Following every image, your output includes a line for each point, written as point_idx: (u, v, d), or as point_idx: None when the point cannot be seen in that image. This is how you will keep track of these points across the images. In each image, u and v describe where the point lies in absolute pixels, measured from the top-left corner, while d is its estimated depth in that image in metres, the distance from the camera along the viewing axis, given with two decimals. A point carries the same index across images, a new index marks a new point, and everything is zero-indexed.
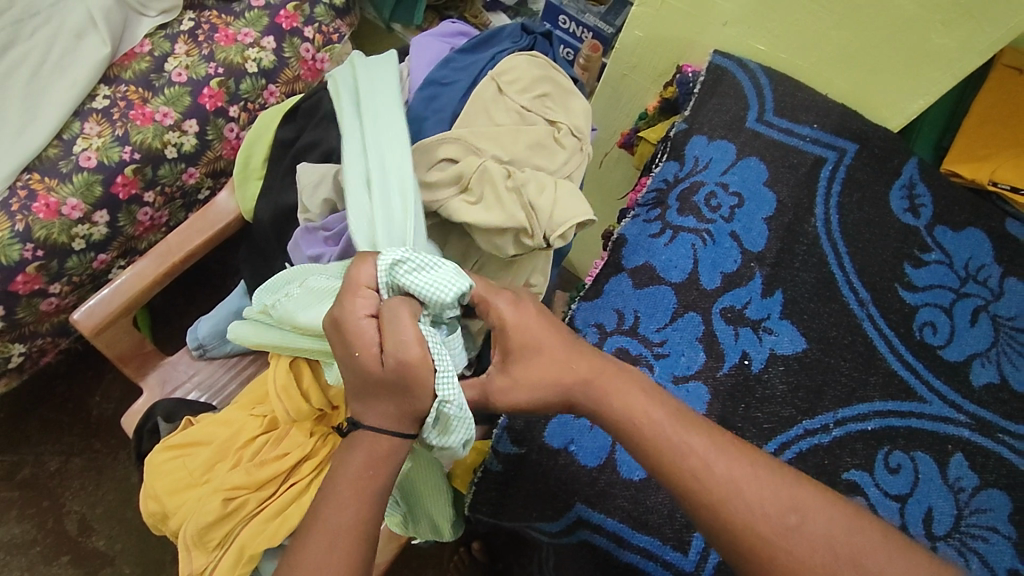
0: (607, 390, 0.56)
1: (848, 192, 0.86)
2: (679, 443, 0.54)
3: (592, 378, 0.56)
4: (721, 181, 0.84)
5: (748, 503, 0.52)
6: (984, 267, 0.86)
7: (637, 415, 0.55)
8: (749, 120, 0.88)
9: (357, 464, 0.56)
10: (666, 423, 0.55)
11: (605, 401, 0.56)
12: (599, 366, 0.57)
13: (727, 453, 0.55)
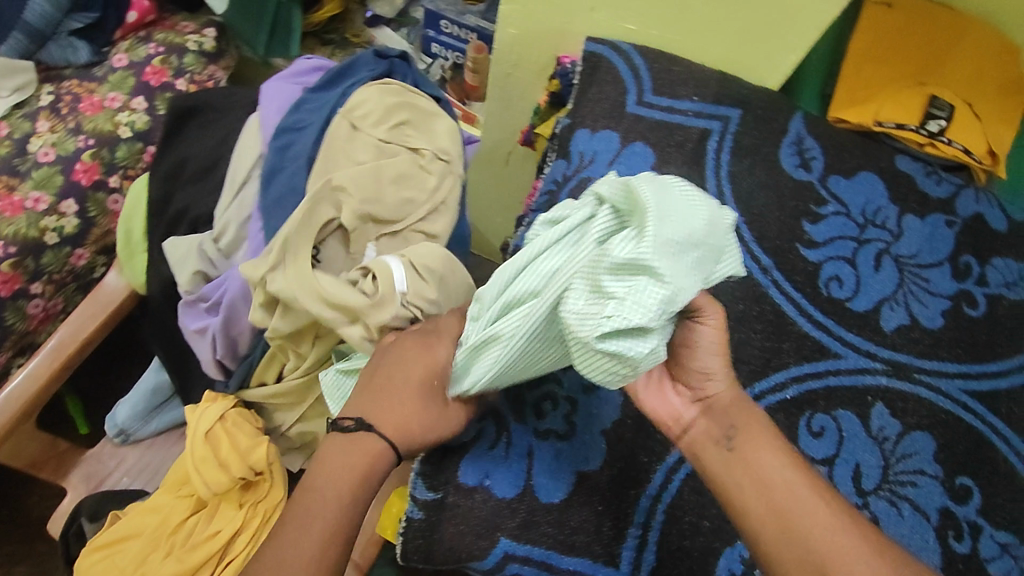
0: (749, 425, 0.59)
1: (738, 159, 0.86)
2: (783, 471, 0.57)
3: (729, 406, 0.60)
4: (609, 172, 0.82)
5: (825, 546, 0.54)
6: (881, 209, 0.86)
7: (761, 443, 0.59)
8: (629, 104, 0.87)
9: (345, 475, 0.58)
10: (779, 458, 0.58)
11: (731, 426, 0.59)
12: (743, 401, 0.61)
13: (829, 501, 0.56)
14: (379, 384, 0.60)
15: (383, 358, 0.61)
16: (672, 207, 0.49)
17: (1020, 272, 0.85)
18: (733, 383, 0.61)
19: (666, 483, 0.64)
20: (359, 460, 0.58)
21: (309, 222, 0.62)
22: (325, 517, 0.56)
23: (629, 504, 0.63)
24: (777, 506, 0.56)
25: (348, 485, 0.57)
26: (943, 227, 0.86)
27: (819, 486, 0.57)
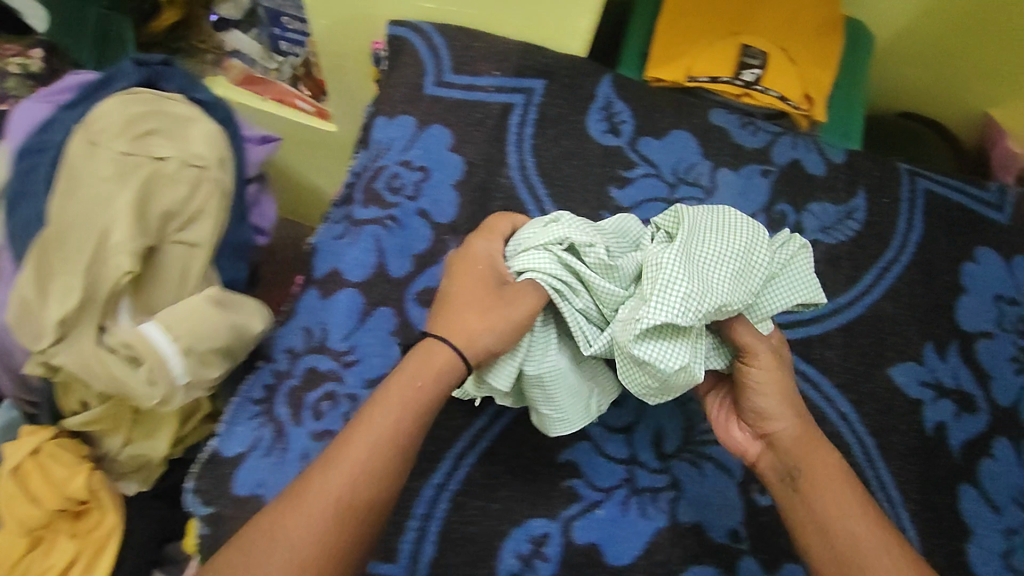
0: (819, 454, 0.61)
1: (542, 130, 0.84)
2: (838, 501, 0.59)
3: (795, 444, 0.62)
4: (403, 159, 0.80)
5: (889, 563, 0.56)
6: (694, 166, 0.85)
7: (828, 474, 0.60)
8: (427, 85, 0.84)
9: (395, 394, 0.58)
10: (848, 497, 0.59)
11: (802, 454, 0.61)
12: (811, 429, 0.63)
13: (880, 528, 0.58)
14: (456, 299, 0.63)
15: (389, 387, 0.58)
16: (721, 225, 0.63)
17: (838, 215, 0.85)
18: (796, 412, 0.63)
19: (452, 472, 0.68)
20: (405, 397, 0.58)
21: (94, 295, 0.62)
22: (381, 423, 0.56)
23: (410, 498, 0.66)
24: (821, 531, 0.58)
25: (388, 428, 0.56)
26: (758, 177, 0.85)
27: (857, 504, 0.59)
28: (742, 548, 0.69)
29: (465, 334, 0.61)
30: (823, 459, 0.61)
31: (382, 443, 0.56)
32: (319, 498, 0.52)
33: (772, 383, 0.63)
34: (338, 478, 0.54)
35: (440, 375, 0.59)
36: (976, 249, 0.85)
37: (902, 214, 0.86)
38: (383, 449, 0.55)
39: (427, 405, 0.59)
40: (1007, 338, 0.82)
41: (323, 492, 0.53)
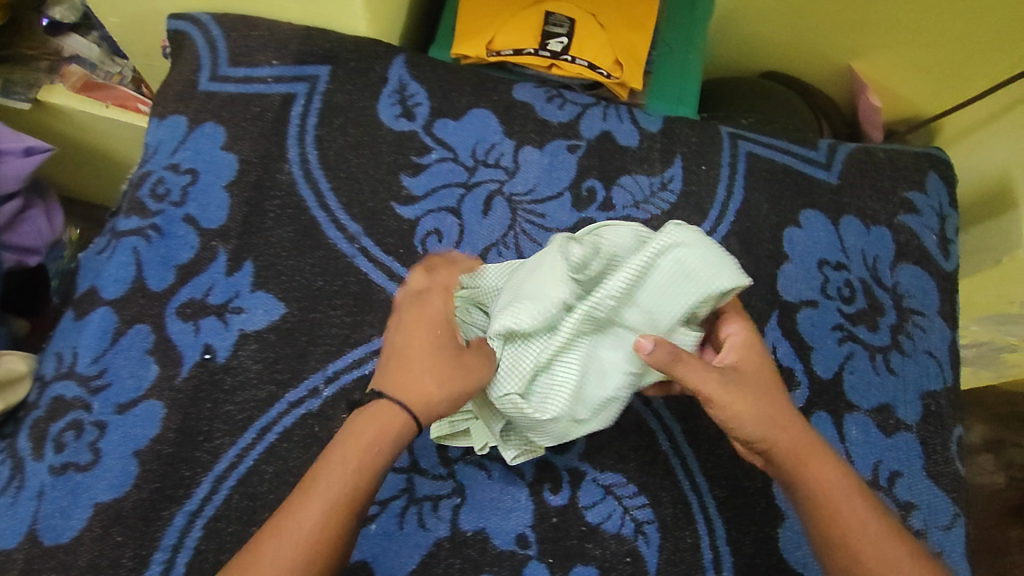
0: (818, 461, 0.56)
1: (327, 120, 0.78)
2: (847, 512, 0.54)
3: (791, 454, 0.57)
4: (170, 162, 0.75)
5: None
6: (495, 146, 0.79)
7: (829, 489, 0.55)
8: (201, 82, 0.78)
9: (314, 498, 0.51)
10: (862, 512, 0.55)
11: (797, 466, 0.56)
12: (807, 438, 0.57)
13: (893, 541, 0.54)
14: (403, 352, 0.57)
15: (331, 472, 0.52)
16: (678, 263, 0.58)
17: (652, 187, 0.80)
18: (788, 424, 0.57)
19: (210, 496, 0.63)
20: (358, 455, 0.53)
21: None
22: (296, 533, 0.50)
23: (158, 529, 0.62)
24: (833, 549, 0.54)
25: (345, 487, 0.52)
26: (565, 153, 0.80)
27: (873, 521, 0.54)
28: (529, 553, 0.65)
29: (417, 394, 0.55)
30: (832, 471, 0.57)
31: (345, 496, 0.52)
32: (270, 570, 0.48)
33: (733, 403, 0.56)
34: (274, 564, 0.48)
35: (400, 435, 0.54)
36: (801, 213, 0.81)
37: (722, 181, 0.81)
38: (337, 518, 0.51)
39: (383, 461, 0.53)
40: (831, 306, 0.77)
41: (277, 562, 0.48)
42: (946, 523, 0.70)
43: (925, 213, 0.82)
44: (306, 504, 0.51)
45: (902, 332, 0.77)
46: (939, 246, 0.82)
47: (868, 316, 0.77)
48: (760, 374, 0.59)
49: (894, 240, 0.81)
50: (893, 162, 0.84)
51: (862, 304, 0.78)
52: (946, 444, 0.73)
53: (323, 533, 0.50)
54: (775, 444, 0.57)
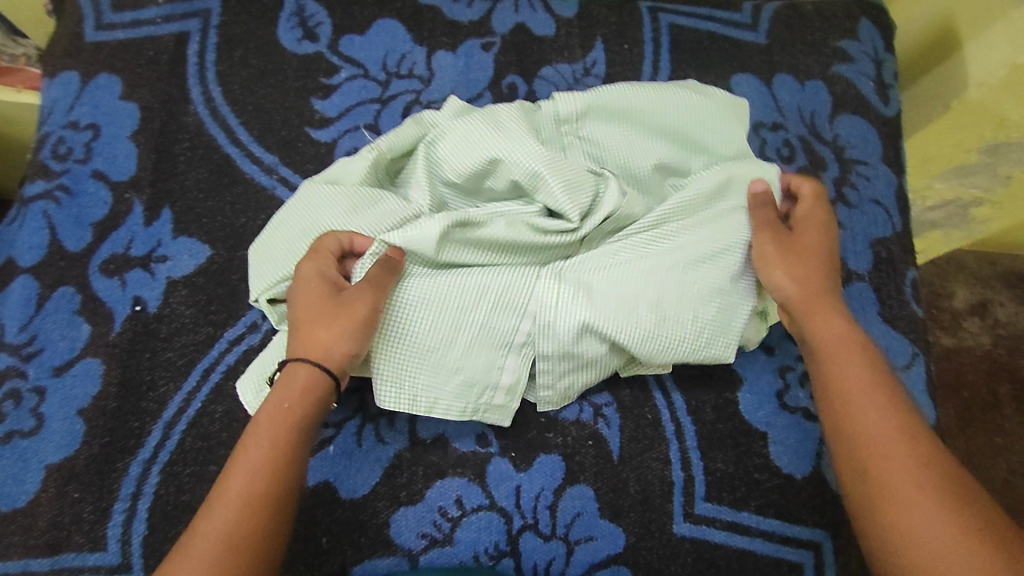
0: (830, 309, 0.58)
1: (225, 55, 0.76)
2: (847, 368, 0.54)
3: (809, 300, 0.59)
4: (68, 121, 0.73)
5: (880, 443, 0.50)
6: (405, 56, 0.76)
7: (834, 343, 0.56)
8: (87, 33, 0.76)
9: (258, 455, 0.52)
10: (863, 368, 0.54)
11: (806, 314, 0.58)
12: (822, 295, 0.59)
13: (883, 402, 0.52)
14: (302, 317, 0.57)
15: (260, 427, 0.53)
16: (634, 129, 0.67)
17: (575, 74, 0.77)
18: (813, 277, 0.60)
19: (163, 442, 0.62)
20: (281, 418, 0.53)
21: None
22: (232, 506, 0.50)
23: (115, 480, 0.60)
24: (837, 401, 0.53)
25: (284, 424, 0.53)
26: (480, 52, 0.77)
27: (868, 373, 0.54)
28: (491, 451, 0.63)
29: (320, 347, 0.55)
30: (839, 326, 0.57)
31: (266, 480, 0.51)
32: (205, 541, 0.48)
33: (772, 260, 0.60)
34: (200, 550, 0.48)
35: (307, 393, 0.54)
36: (732, 78, 0.78)
37: (647, 58, 0.78)
38: (251, 497, 0.50)
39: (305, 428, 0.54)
40: (772, 167, 0.75)
41: (207, 544, 0.48)
42: (905, 362, 0.68)
43: (861, 60, 0.80)
44: (234, 477, 0.51)
45: (846, 185, 0.74)
46: (877, 92, 0.79)
47: (811, 173, 0.75)
48: (812, 242, 0.62)
49: (830, 93, 0.78)
50: (822, 13, 0.81)
51: (803, 161, 0.75)
52: (899, 288, 0.71)
53: (242, 530, 0.49)
54: (795, 292, 0.59)
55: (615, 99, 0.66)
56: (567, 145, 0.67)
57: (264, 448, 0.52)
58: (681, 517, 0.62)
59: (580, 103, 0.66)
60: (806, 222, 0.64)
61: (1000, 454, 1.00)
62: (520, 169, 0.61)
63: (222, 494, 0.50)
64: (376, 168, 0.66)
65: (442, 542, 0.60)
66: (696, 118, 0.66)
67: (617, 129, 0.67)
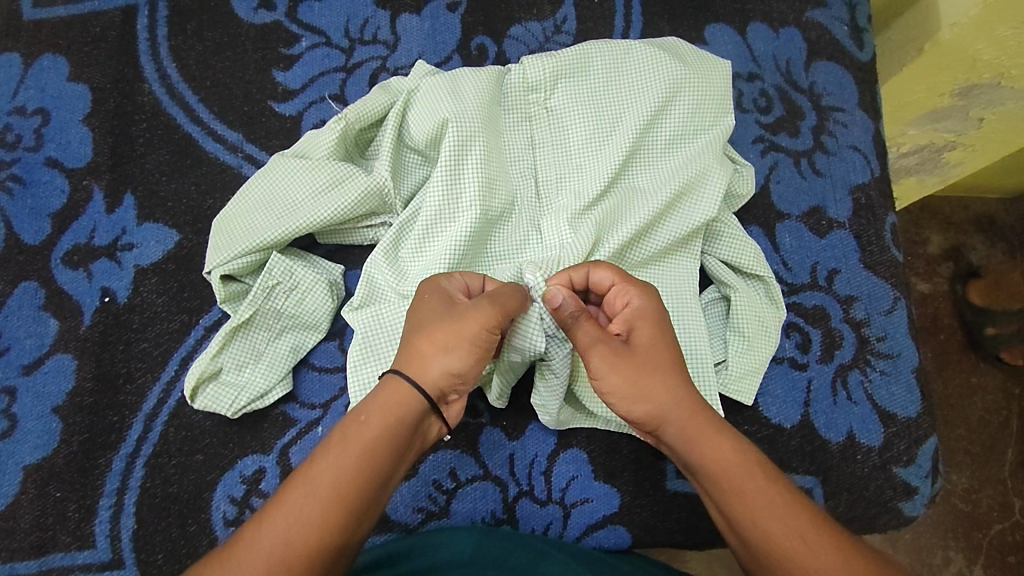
0: (705, 430, 0.49)
1: (177, 29, 0.72)
2: (756, 497, 0.46)
3: (685, 423, 0.49)
4: (14, 106, 0.69)
5: (796, 546, 0.44)
6: (368, 21, 0.73)
7: (730, 469, 0.47)
8: (26, 11, 0.72)
9: (371, 416, 0.46)
10: (761, 485, 0.47)
11: (688, 443, 0.49)
12: (698, 412, 0.50)
13: (797, 513, 0.45)
14: (411, 333, 0.49)
15: (375, 401, 0.47)
16: (598, 94, 0.65)
17: (545, 32, 0.75)
18: (663, 388, 0.50)
19: (145, 435, 0.60)
20: (385, 397, 0.47)
21: None
22: (333, 462, 0.44)
23: (99, 476, 0.59)
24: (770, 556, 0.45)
25: (389, 398, 0.47)
26: (445, 13, 0.74)
27: (776, 491, 0.46)
28: (483, 421, 0.63)
29: (418, 363, 0.48)
30: (725, 446, 0.48)
31: (369, 441, 0.45)
32: (299, 498, 0.43)
33: (620, 393, 0.50)
34: (276, 525, 0.42)
35: (391, 410, 0.47)
36: (705, 29, 0.76)
37: (618, 11, 0.76)
38: (357, 457, 0.45)
39: (410, 415, 0.47)
40: (749, 118, 0.74)
41: (302, 500, 0.43)
42: (886, 307, 0.69)
43: (834, 5, 0.78)
44: (334, 436, 0.46)
45: (824, 133, 0.74)
46: (852, 37, 0.77)
47: (788, 123, 0.74)
48: (652, 345, 0.51)
49: (804, 39, 0.77)
50: None
51: (781, 110, 0.74)
52: (880, 234, 0.71)
53: (342, 483, 0.44)
54: (664, 425, 0.50)
55: (581, 62, 0.65)
56: (531, 115, 0.65)
57: (383, 418, 0.46)
58: (674, 474, 0.62)
59: (542, 70, 0.65)
60: (637, 327, 0.52)
61: (975, 393, 1.02)
62: (479, 153, 0.60)
63: (320, 457, 0.45)
64: (344, 140, 0.64)
65: (439, 514, 0.60)
66: (664, 76, 0.64)
67: (579, 95, 0.65)
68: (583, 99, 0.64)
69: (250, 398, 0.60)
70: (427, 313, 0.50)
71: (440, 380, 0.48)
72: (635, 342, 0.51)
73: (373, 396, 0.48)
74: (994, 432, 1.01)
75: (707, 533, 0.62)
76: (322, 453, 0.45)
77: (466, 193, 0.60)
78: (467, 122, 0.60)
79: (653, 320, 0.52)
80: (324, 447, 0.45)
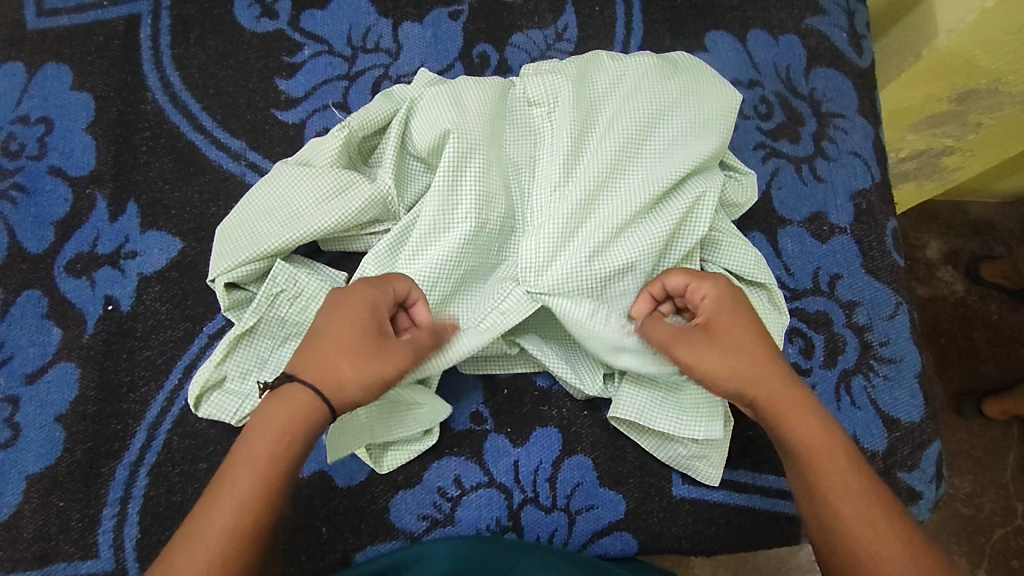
0: (791, 410, 0.52)
1: (180, 37, 0.72)
2: (834, 476, 0.49)
3: (770, 402, 0.52)
4: (17, 115, 0.69)
5: (861, 527, 0.47)
6: (370, 29, 0.74)
7: (815, 446, 0.51)
8: (29, 21, 0.72)
9: (279, 428, 0.48)
10: (840, 465, 0.50)
11: (776, 419, 0.52)
12: (791, 392, 0.52)
13: (869, 496, 0.49)
14: (320, 339, 0.51)
15: (280, 413, 0.48)
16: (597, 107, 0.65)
17: (547, 39, 0.75)
18: (760, 368, 0.53)
19: (148, 443, 0.60)
20: (293, 408, 0.48)
21: None
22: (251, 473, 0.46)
23: (102, 485, 0.59)
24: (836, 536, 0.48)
25: (299, 410, 0.48)
26: (447, 21, 0.74)
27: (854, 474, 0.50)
28: (487, 428, 0.62)
29: (334, 381, 0.49)
30: (809, 426, 0.51)
31: (283, 452, 0.47)
32: (226, 510, 0.45)
33: (713, 366, 0.53)
34: (206, 538, 0.45)
35: (302, 420, 0.48)
36: (705, 36, 0.77)
37: (619, 19, 0.76)
38: (273, 468, 0.47)
39: (324, 421, 0.49)
40: (750, 125, 0.74)
41: (225, 511, 0.45)
42: (889, 312, 0.69)
43: (833, 12, 0.79)
44: (249, 449, 0.47)
45: (825, 138, 0.74)
46: (851, 43, 0.78)
47: (789, 129, 0.74)
48: (741, 329, 0.54)
49: (804, 46, 0.77)
50: None
51: (781, 117, 0.75)
52: (881, 239, 0.71)
53: (258, 492, 0.46)
54: (754, 399, 0.53)
55: (582, 76, 0.66)
56: (532, 128, 0.66)
57: (293, 433, 0.48)
58: (679, 479, 0.62)
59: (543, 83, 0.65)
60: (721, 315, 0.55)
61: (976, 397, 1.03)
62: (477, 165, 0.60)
63: (236, 471, 0.47)
64: (348, 148, 0.64)
65: (444, 522, 0.60)
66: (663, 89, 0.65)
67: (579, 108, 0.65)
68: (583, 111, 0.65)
69: (253, 405, 0.60)
70: (334, 324, 0.51)
71: (352, 395, 0.50)
72: (715, 328, 0.54)
73: (282, 403, 0.49)
74: (996, 436, 1.01)
75: (712, 539, 0.62)
76: (237, 467, 0.47)
77: (464, 201, 0.60)
78: (466, 134, 0.60)
79: (740, 312, 0.55)
80: (236, 458, 0.47)
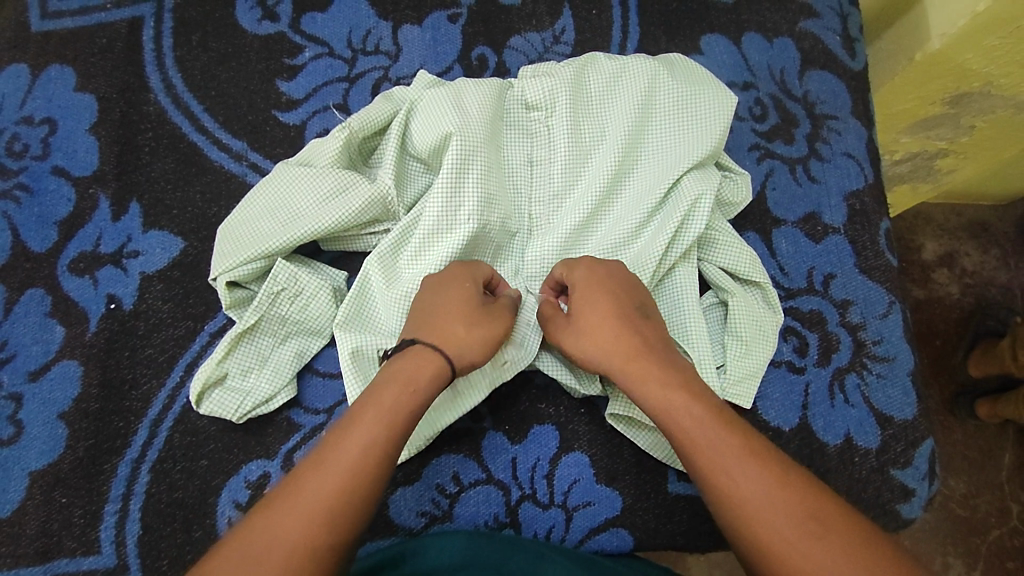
0: (644, 372, 0.52)
1: (183, 40, 0.73)
2: (687, 423, 0.49)
3: (629, 368, 0.53)
4: (21, 116, 0.70)
5: (718, 471, 0.46)
6: (370, 32, 0.74)
7: (665, 404, 0.51)
8: (33, 23, 0.73)
9: (395, 391, 0.50)
10: (693, 413, 0.49)
11: (635, 386, 0.52)
12: (650, 355, 0.53)
13: (727, 436, 0.47)
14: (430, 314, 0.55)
15: (396, 371, 0.51)
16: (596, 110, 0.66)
17: (544, 42, 0.76)
18: (621, 339, 0.54)
19: (150, 441, 0.61)
20: (410, 370, 0.51)
21: None
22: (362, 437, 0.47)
23: (104, 481, 0.59)
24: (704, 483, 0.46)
25: (415, 373, 0.51)
26: (447, 24, 0.75)
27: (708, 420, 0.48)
28: (485, 426, 0.63)
29: (453, 341, 0.54)
30: (661, 386, 0.51)
31: (397, 415, 0.49)
32: (334, 476, 0.45)
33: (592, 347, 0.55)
34: (312, 505, 0.43)
35: (425, 379, 0.51)
36: (701, 40, 0.78)
37: (616, 22, 0.78)
38: (387, 432, 0.48)
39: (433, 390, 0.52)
40: (745, 126, 0.75)
41: (332, 479, 0.44)
42: (882, 311, 0.70)
43: (827, 16, 0.80)
44: (362, 416, 0.48)
45: (819, 140, 0.75)
46: (844, 46, 0.79)
47: (783, 130, 0.75)
48: (603, 303, 0.56)
49: (798, 49, 0.78)
50: None
51: (776, 118, 0.76)
52: (875, 239, 0.72)
53: (367, 461, 0.46)
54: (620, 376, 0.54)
55: (581, 79, 0.67)
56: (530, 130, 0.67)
57: (414, 390, 0.50)
58: (675, 477, 0.63)
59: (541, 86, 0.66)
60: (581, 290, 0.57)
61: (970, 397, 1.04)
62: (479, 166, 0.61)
63: (349, 433, 0.47)
64: (348, 148, 0.65)
65: (443, 518, 0.61)
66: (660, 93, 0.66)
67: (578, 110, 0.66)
68: (582, 114, 0.66)
69: (254, 402, 0.60)
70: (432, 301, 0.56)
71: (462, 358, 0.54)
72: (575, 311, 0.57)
73: (397, 365, 0.52)
74: (990, 436, 1.02)
75: (708, 536, 0.62)
76: (345, 433, 0.47)
77: (466, 202, 0.61)
78: (468, 136, 0.61)
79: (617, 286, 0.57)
80: (346, 425, 0.48)
